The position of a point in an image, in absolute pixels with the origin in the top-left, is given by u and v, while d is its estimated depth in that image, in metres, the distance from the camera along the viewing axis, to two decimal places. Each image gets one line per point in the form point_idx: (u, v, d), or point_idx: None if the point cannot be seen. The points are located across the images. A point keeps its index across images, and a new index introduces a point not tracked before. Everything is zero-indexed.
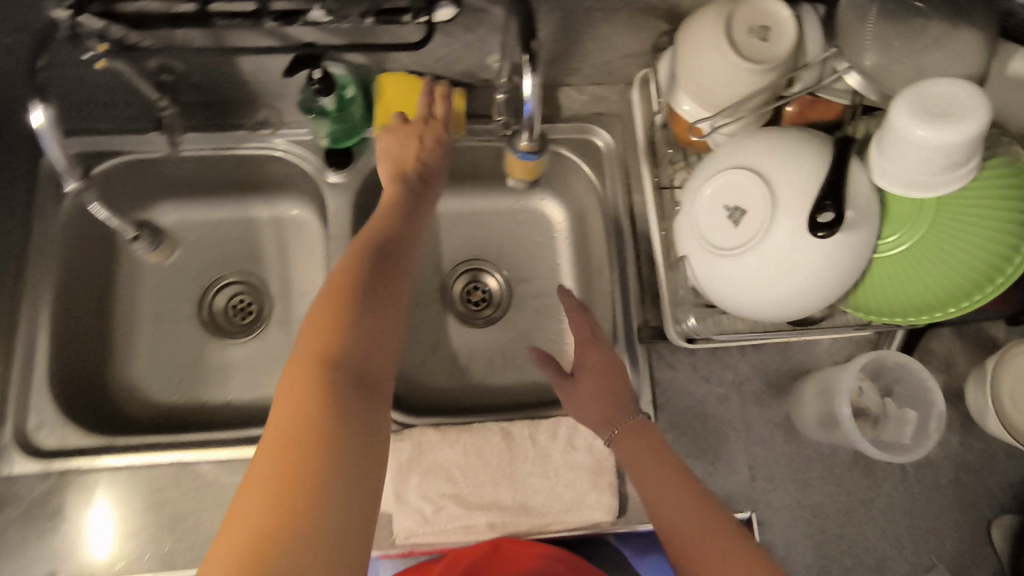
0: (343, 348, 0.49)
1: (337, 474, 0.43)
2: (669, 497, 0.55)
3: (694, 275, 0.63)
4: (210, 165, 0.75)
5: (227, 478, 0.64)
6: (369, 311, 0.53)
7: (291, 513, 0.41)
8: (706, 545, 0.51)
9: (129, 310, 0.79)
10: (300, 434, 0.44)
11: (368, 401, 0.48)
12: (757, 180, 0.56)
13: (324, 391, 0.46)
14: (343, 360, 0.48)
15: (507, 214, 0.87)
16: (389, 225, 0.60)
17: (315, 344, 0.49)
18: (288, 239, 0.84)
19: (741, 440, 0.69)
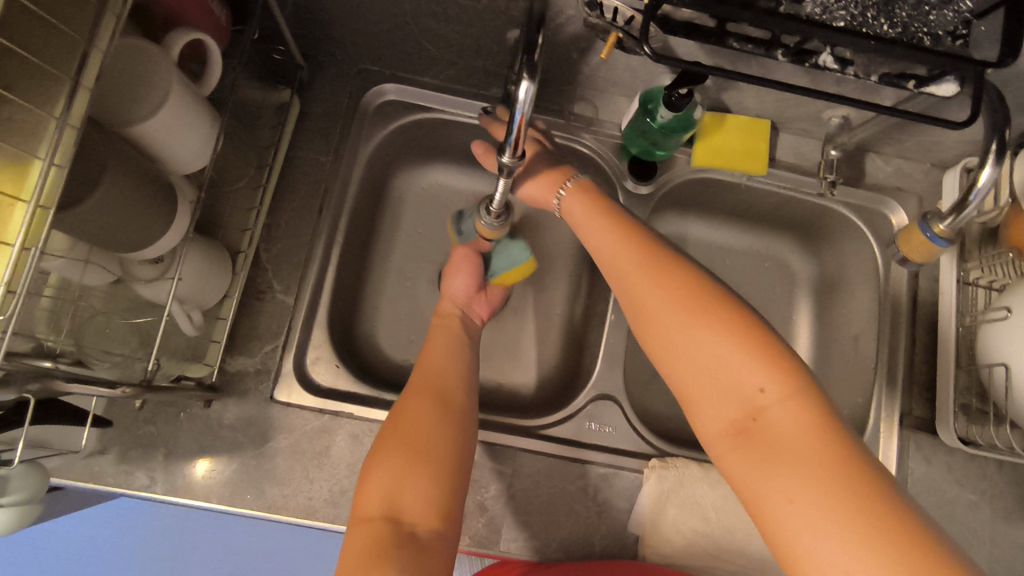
0: (438, 387, 0.55)
1: (435, 474, 0.48)
2: (651, 288, 0.49)
3: (1006, 385, 0.61)
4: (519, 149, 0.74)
5: (488, 462, 0.64)
6: (459, 377, 0.58)
7: (388, 508, 0.46)
8: (682, 317, 0.46)
9: (382, 260, 0.79)
10: (401, 446, 0.49)
11: (421, 435, 0.50)
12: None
13: (425, 415, 0.52)
14: (445, 400, 0.54)
15: (754, 257, 0.84)
16: (454, 312, 0.68)
17: (422, 385, 0.56)
18: (540, 228, 0.83)
19: (990, 554, 0.66)
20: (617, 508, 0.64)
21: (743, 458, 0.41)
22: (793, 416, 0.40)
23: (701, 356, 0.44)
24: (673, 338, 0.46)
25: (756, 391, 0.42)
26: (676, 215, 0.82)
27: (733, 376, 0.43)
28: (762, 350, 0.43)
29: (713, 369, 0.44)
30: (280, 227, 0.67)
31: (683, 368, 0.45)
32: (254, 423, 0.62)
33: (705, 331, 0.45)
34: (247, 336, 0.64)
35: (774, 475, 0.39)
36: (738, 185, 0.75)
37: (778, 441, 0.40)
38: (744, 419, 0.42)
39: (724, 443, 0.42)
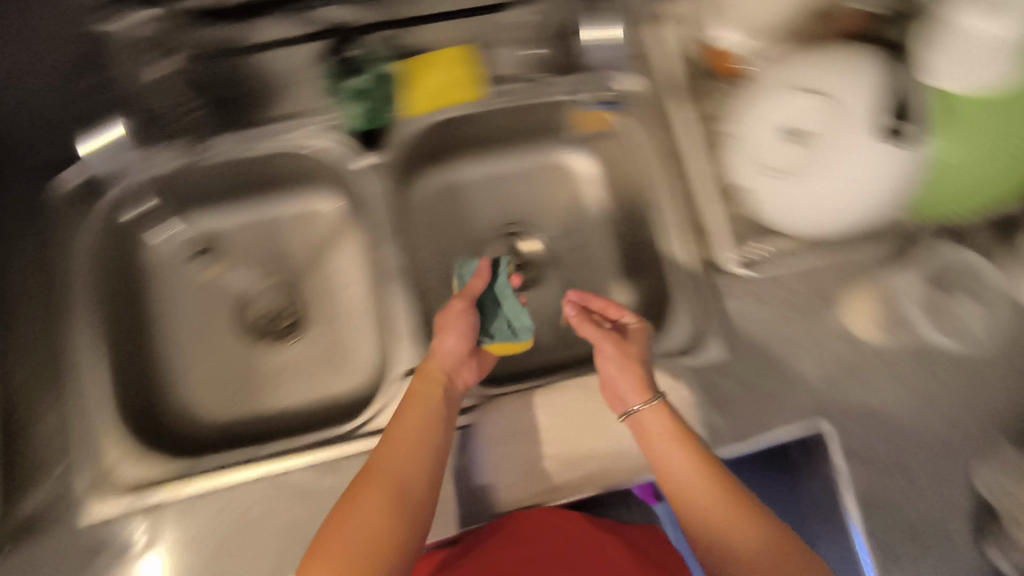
0: (396, 480, 0.53)
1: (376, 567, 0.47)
2: (652, 419, 0.59)
3: (755, 201, 0.64)
4: (225, 172, 0.73)
5: (321, 483, 0.63)
6: (429, 456, 0.56)
7: None
8: (671, 447, 0.56)
9: (167, 332, 0.76)
10: (351, 543, 0.48)
11: (379, 531, 0.49)
12: (832, 118, 0.55)
13: (378, 519, 0.49)
14: (399, 488, 0.52)
15: (531, 173, 0.85)
16: (438, 379, 0.63)
17: (383, 469, 0.54)
18: (315, 234, 0.81)
19: (805, 352, 0.72)
20: (460, 468, 0.64)
21: (697, 501, 0.52)
22: (744, 526, 0.50)
23: (682, 469, 0.54)
24: (663, 457, 0.56)
25: (702, 512, 0.52)
26: (437, 167, 0.83)
27: (688, 496, 0.53)
28: (728, 489, 0.52)
29: (688, 489, 0.53)
30: (16, 350, 0.64)
31: (670, 472, 0.55)
32: (71, 553, 0.59)
33: (683, 461, 0.55)
34: (28, 471, 0.61)
35: (727, 522, 0.50)
36: (471, 117, 0.72)
37: (715, 500, 0.52)
38: (696, 487, 0.53)
39: (699, 509, 0.52)
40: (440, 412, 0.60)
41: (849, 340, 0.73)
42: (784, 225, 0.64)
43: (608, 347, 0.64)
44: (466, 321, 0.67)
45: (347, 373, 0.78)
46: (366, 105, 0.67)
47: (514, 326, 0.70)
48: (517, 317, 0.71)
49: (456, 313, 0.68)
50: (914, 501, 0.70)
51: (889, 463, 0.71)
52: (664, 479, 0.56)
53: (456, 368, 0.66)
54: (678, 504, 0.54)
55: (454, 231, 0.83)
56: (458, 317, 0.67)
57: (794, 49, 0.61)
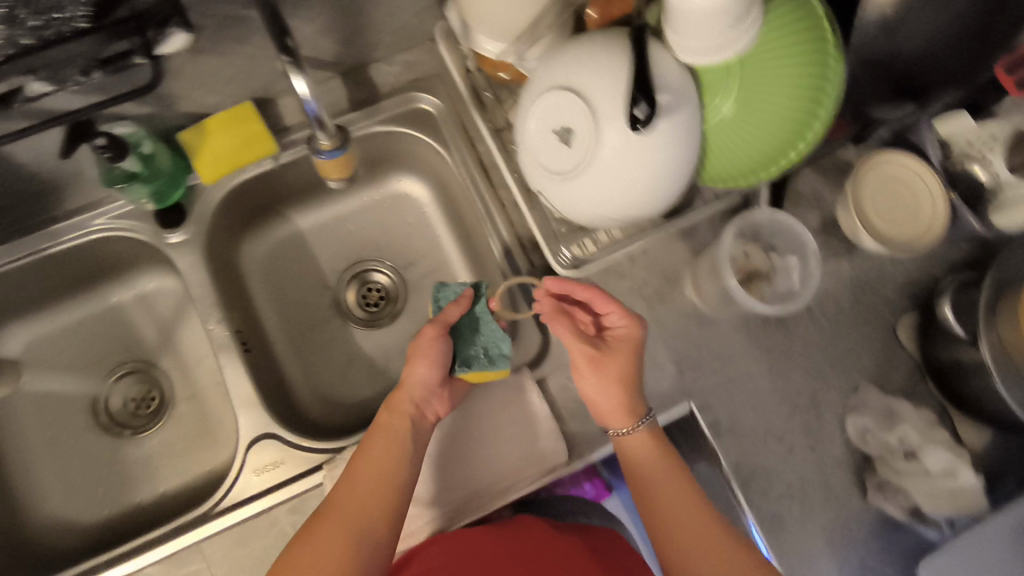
0: (358, 519, 0.56)
1: None
2: (648, 450, 0.62)
3: (553, 204, 0.64)
4: (36, 274, 0.72)
5: (180, 571, 0.62)
6: (389, 497, 0.58)
7: None
8: (652, 455, 0.62)
9: (23, 445, 0.75)
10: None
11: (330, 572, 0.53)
12: (589, 112, 0.55)
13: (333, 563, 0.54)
14: (358, 531, 0.56)
15: (369, 208, 0.84)
16: (407, 412, 0.63)
17: (354, 506, 0.57)
18: (161, 313, 0.80)
19: (657, 336, 0.72)
20: None
21: (656, 497, 0.60)
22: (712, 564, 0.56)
23: (684, 504, 0.59)
24: (642, 466, 0.62)
25: (692, 531, 0.57)
26: (270, 222, 0.81)
27: (680, 503, 0.59)
28: (712, 523, 0.58)
29: (681, 515, 0.58)
30: None
31: (650, 468, 0.61)
32: None
33: (677, 483, 0.60)
34: None
35: (677, 514, 0.59)
36: (276, 169, 0.72)
37: (678, 492, 0.60)
38: (668, 483, 0.60)
39: (681, 535, 0.58)
40: (405, 442, 0.61)
41: (699, 316, 0.72)
42: (588, 222, 0.64)
43: (582, 350, 0.63)
44: (437, 350, 0.64)
45: (215, 448, 0.76)
46: (152, 188, 0.66)
47: (491, 354, 0.65)
48: (495, 342, 0.66)
49: (432, 340, 0.64)
50: (792, 464, 0.70)
51: (760, 430, 0.70)
52: (635, 472, 0.62)
53: (423, 401, 0.64)
54: (662, 523, 0.60)
55: (302, 281, 0.81)
56: (435, 349, 0.63)
57: (556, 46, 0.61)
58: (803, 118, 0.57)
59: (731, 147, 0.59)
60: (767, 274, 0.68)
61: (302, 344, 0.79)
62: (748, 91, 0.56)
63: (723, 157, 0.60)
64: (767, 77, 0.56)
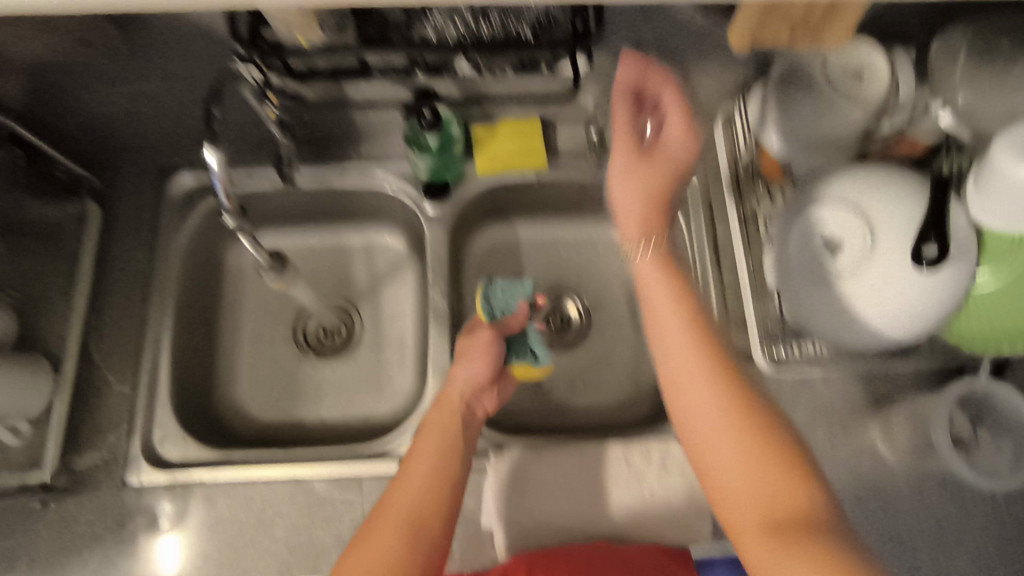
0: (407, 515, 0.54)
1: None
2: (698, 386, 0.54)
3: (787, 303, 0.67)
4: (306, 200, 0.82)
5: (336, 495, 0.67)
6: (439, 491, 0.56)
7: None
8: (705, 395, 0.53)
9: (233, 331, 0.84)
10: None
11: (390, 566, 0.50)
12: (866, 230, 0.59)
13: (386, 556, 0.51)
14: (412, 526, 0.53)
15: (584, 242, 0.90)
16: (455, 408, 0.65)
17: (397, 508, 0.54)
18: (378, 266, 0.89)
19: (832, 464, 0.71)
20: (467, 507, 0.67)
21: (721, 474, 0.51)
22: (750, 463, 0.50)
23: (704, 406, 0.53)
24: (698, 408, 0.53)
25: (762, 502, 0.48)
26: (497, 224, 0.89)
27: (723, 458, 0.51)
28: (768, 447, 0.50)
29: (694, 411, 0.54)
30: (105, 326, 0.71)
31: (695, 430, 0.53)
32: (110, 511, 0.65)
33: (738, 453, 0.50)
34: (89, 433, 0.68)
35: (711, 452, 0.52)
36: (534, 184, 0.80)
37: (722, 430, 0.52)
38: (681, 366, 0.55)
39: (737, 471, 0.50)
40: (452, 436, 0.61)
41: (876, 460, 0.71)
42: (812, 332, 0.67)
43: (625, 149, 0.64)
44: (491, 347, 0.69)
45: (381, 398, 0.83)
46: (434, 162, 0.75)
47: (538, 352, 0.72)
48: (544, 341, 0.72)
49: (478, 342, 0.69)
50: None
51: None
52: (667, 380, 0.56)
53: (476, 396, 0.67)
54: (697, 450, 0.53)
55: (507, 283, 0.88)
56: (486, 345, 0.69)
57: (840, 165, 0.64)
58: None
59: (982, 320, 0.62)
60: (967, 446, 0.66)
61: None
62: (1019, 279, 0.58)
63: (973, 320, 0.62)
64: None
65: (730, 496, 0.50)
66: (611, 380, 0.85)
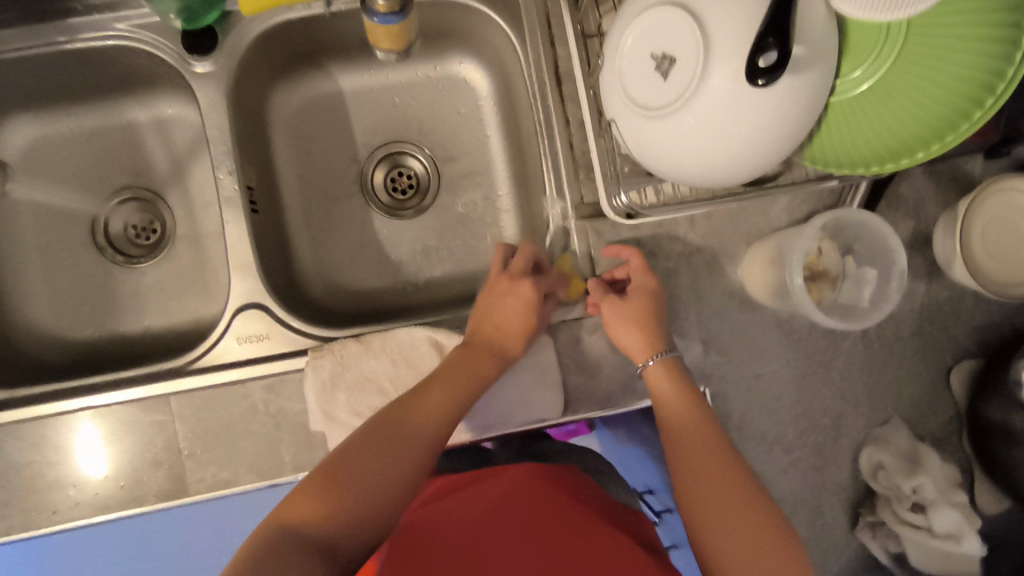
0: (416, 432, 0.54)
1: (368, 504, 0.49)
2: (695, 442, 0.54)
3: (625, 142, 0.55)
4: (42, 71, 0.65)
5: (144, 418, 0.60)
6: (450, 407, 0.56)
7: (320, 526, 0.47)
8: (707, 453, 0.53)
9: (15, 244, 0.72)
10: (325, 480, 0.50)
11: (384, 481, 0.50)
12: (701, 45, 0.45)
13: (388, 462, 0.51)
14: (428, 442, 0.54)
15: (421, 84, 0.76)
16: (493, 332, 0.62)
17: (392, 416, 0.54)
18: (175, 142, 0.74)
19: (694, 313, 0.65)
20: (294, 412, 0.60)
21: (700, 487, 0.52)
22: (743, 510, 0.50)
23: (702, 459, 0.53)
24: (699, 460, 0.53)
25: (750, 533, 0.49)
26: (309, 75, 0.73)
27: (713, 501, 0.51)
28: (741, 487, 0.51)
29: (700, 463, 0.53)
30: None
31: (691, 485, 0.52)
32: None
33: (729, 500, 0.50)
34: None
35: (714, 508, 0.50)
36: (326, 16, 0.65)
37: (717, 484, 0.51)
38: (688, 442, 0.54)
39: (726, 514, 0.50)
40: (471, 389, 0.58)
41: (741, 304, 0.65)
42: (660, 175, 0.56)
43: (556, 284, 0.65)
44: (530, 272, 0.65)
45: (209, 298, 0.73)
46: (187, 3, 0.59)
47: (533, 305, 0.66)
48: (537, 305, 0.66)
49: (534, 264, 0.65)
50: (790, 479, 0.65)
51: (768, 438, 0.65)
52: (671, 441, 0.56)
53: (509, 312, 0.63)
54: (682, 491, 0.53)
55: (334, 146, 0.75)
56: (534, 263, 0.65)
57: None
58: (958, 114, 0.48)
59: (854, 125, 0.51)
60: (834, 279, 0.60)
61: (317, 218, 0.74)
62: (888, 83, 0.50)
63: (839, 130, 0.51)
64: (908, 79, 0.49)
65: (707, 518, 0.50)
66: (470, 243, 0.75)
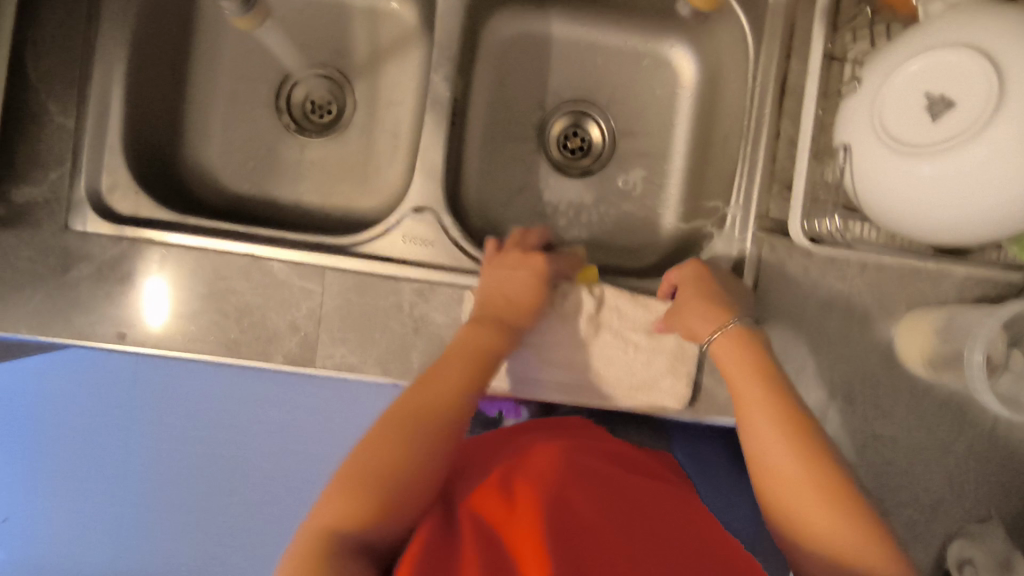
0: (410, 408, 0.49)
1: (364, 500, 0.43)
2: (774, 434, 0.49)
3: (850, 171, 0.55)
4: None
5: (296, 281, 0.61)
6: (462, 377, 0.52)
7: (326, 532, 0.40)
8: (787, 448, 0.48)
9: (207, 81, 0.73)
10: (350, 484, 0.44)
11: (393, 475, 0.45)
12: (992, 97, 0.45)
13: (383, 454, 0.45)
14: (427, 417, 0.48)
15: (628, 55, 0.76)
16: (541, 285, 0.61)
17: (404, 408, 0.49)
18: (381, 34, 0.75)
19: (835, 356, 0.64)
20: (436, 322, 0.61)
21: (773, 478, 0.48)
22: (827, 513, 0.45)
23: (775, 451, 0.49)
24: (770, 453, 0.49)
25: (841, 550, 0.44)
26: (529, 10, 0.74)
27: (793, 500, 0.47)
28: (826, 480, 0.46)
29: (775, 460, 0.48)
30: (43, 42, 0.59)
31: (771, 476, 0.48)
32: (54, 253, 0.60)
33: (809, 495, 0.46)
34: (26, 162, 0.59)
35: (797, 509, 0.47)
36: None
37: (799, 479, 0.47)
38: (763, 440, 0.50)
39: (807, 515, 0.46)
40: (479, 366, 0.53)
41: (884, 362, 0.64)
42: (870, 214, 0.56)
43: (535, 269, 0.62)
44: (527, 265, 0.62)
45: (366, 191, 0.74)
46: None
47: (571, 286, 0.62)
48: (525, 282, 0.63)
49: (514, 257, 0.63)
50: None
51: (866, 498, 0.65)
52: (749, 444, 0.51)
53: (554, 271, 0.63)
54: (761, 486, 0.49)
55: (527, 87, 0.75)
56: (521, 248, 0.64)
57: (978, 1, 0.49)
58: None
59: None
60: (1000, 369, 0.58)
61: (491, 148, 0.74)
62: None
63: None
64: None
65: (795, 515, 0.47)
66: (624, 220, 0.75)
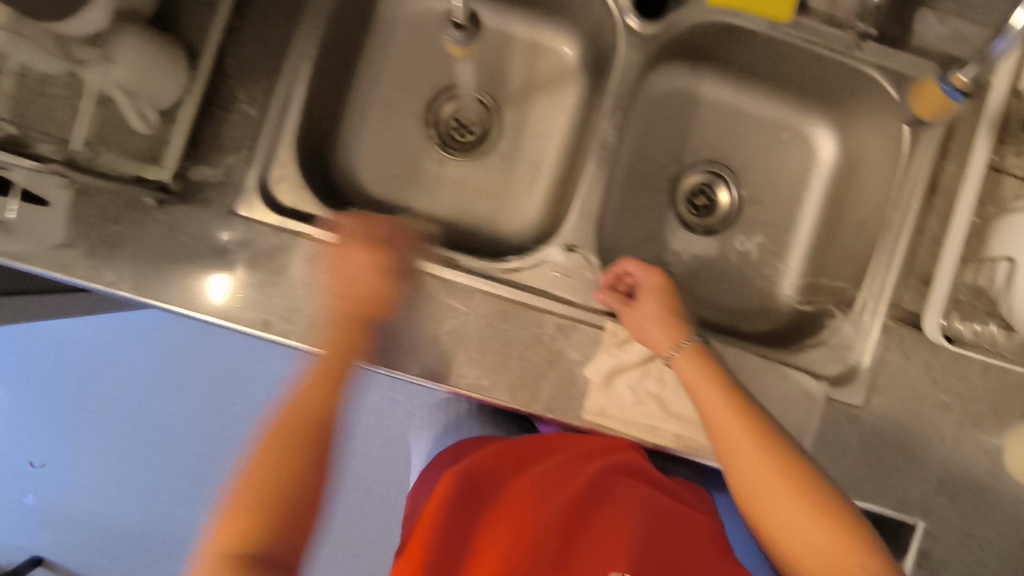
0: (284, 420, 0.53)
1: (270, 514, 0.49)
2: (742, 445, 0.55)
3: (1006, 282, 0.57)
4: None
5: (443, 297, 0.63)
6: (317, 388, 0.55)
7: (249, 545, 0.48)
8: (745, 455, 0.55)
9: (367, 87, 0.76)
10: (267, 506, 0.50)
11: (249, 482, 0.50)
12: None
13: (268, 466, 0.51)
14: (288, 427, 0.53)
15: (771, 127, 0.78)
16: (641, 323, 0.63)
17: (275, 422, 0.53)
18: (539, 70, 0.78)
19: (944, 453, 0.66)
20: (570, 359, 0.63)
21: (742, 479, 0.55)
22: (793, 498, 0.53)
23: (743, 460, 0.55)
24: (742, 468, 0.55)
25: (813, 532, 0.52)
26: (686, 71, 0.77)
27: (770, 494, 0.54)
28: (792, 472, 0.54)
29: (748, 473, 0.54)
30: (248, 33, 0.63)
31: (741, 476, 0.55)
32: (217, 232, 0.61)
33: (795, 491, 0.53)
34: (210, 143, 0.62)
35: (769, 505, 0.53)
36: (758, 35, 0.70)
37: (767, 473, 0.54)
38: (736, 465, 0.55)
39: (781, 505, 0.53)
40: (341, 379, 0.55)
41: (992, 467, 0.66)
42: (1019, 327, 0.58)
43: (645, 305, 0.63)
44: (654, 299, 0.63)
45: (498, 217, 0.76)
46: None
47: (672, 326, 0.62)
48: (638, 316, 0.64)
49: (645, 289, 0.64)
50: None
51: None
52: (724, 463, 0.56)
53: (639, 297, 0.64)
54: (744, 498, 0.55)
55: (669, 142, 0.78)
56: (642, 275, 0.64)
57: None
58: None
59: None
60: None
61: (626, 195, 0.76)
62: None
63: None
64: None
65: (777, 526, 0.53)
66: (742, 284, 0.77)
